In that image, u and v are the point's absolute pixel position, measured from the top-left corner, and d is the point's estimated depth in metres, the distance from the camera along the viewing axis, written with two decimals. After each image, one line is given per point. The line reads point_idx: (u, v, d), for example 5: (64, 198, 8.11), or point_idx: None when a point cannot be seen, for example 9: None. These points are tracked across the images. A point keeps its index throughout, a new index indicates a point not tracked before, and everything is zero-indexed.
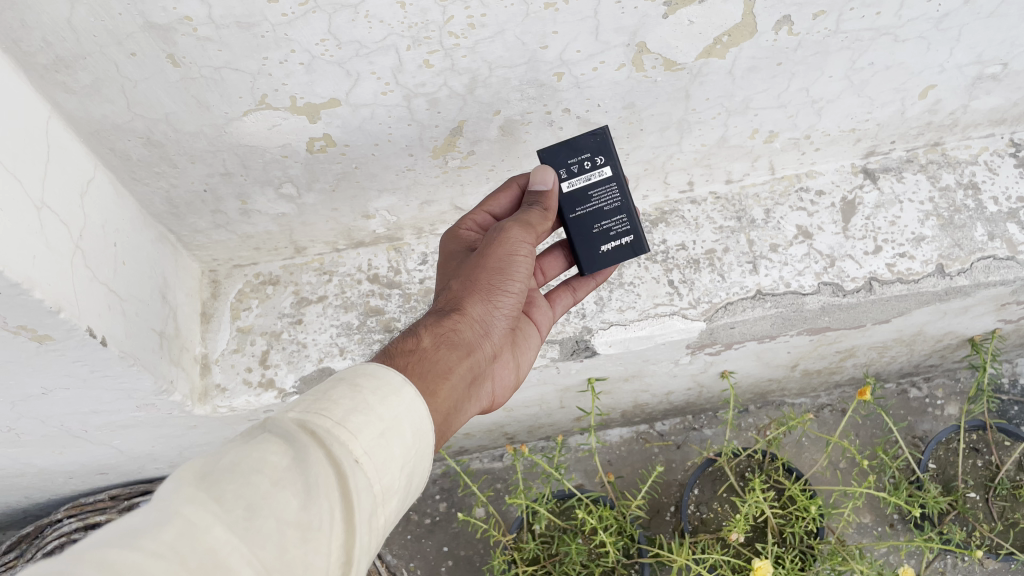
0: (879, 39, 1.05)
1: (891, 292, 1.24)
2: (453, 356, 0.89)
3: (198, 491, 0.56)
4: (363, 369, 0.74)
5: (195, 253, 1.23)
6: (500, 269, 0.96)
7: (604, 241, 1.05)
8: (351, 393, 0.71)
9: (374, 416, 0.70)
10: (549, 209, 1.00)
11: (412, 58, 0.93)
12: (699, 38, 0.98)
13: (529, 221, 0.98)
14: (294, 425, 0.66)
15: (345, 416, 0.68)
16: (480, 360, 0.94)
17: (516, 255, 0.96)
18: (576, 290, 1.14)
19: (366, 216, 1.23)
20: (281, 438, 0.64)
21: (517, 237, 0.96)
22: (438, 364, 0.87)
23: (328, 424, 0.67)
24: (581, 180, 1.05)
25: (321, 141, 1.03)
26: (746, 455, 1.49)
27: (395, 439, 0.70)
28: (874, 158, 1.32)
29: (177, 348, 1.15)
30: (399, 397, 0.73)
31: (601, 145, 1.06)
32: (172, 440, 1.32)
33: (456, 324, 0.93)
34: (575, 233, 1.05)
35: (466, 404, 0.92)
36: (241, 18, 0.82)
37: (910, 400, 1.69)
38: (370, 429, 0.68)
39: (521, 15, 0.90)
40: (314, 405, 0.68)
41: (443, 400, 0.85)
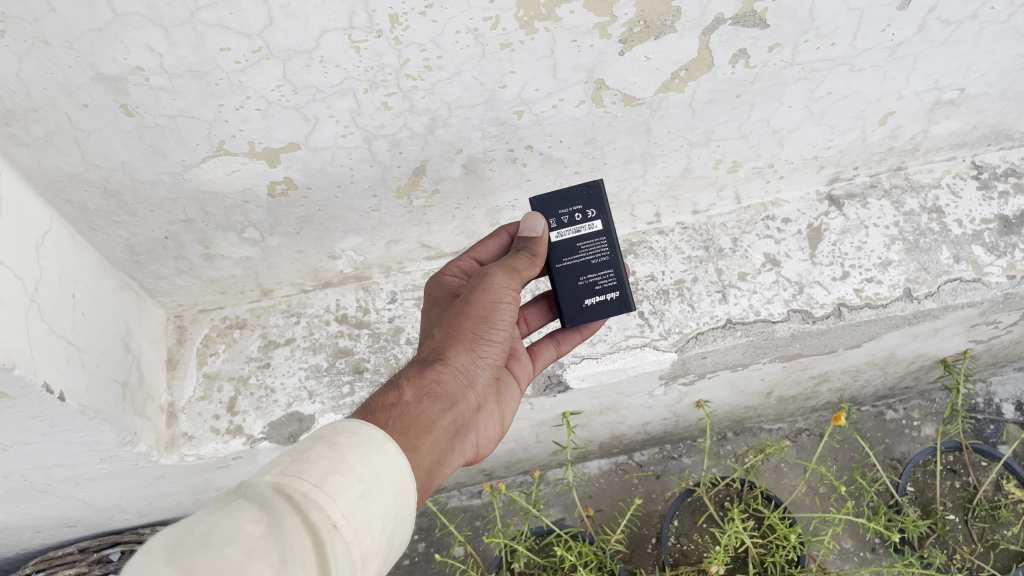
0: (836, 69, 1.06)
1: (860, 317, 1.25)
2: (436, 408, 0.87)
3: (167, 567, 0.54)
4: (344, 426, 0.73)
5: (159, 299, 1.22)
6: (484, 317, 0.94)
7: (590, 295, 1.04)
8: (331, 452, 0.69)
9: (354, 477, 0.68)
10: (535, 256, 1.00)
11: (370, 101, 0.92)
12: (656, 73, 0.99)
13: (513, 267, 0.97)
14: (270, 489, 0.64)
15: (324, 477, 0.66)
16: (463, 412, 0.91)
17: (500, 302, 0.95)
18: (559, 344, 1.13)
19: (332, 257, 1.22)
20: (257, 503, 0.63)
21: (502, 283, 0.95)
22: (420, 417, 0.84)
23: (306, 488, 0.65)
24: (570, 232, 1.05)
25: (282, 185, 1.03)
26: (724, 484, 1.48)
27: (376, 501, 0.69)
28: (838, 184, 1.33)
29: (141, 398, 1.13)
30: (380, 455, 0.72)
31: (592, 198, 1.05)
32: (140, 490, 1.29)
33: (439, 374, 0.90)
34: (561, 284, 1.04)
35: (449, 459, 0.89)
36: (193, 67, 0.82)
37: (887, 422, 1.69)
38: (349, 491, 0.67)
39: (477, 56, 0.90)
40: (292, 465, 0.67)
41: (425, 457, 0.82)
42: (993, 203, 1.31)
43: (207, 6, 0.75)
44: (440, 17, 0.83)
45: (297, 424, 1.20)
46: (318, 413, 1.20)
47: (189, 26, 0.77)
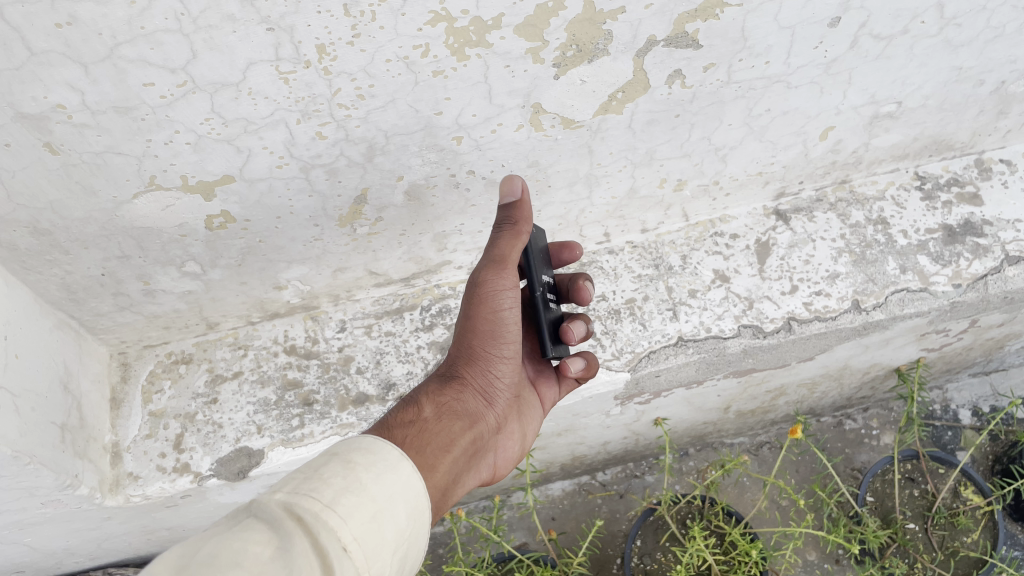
0: (772, 87, 1.06)
1: (810, 330, 1.25)
2: (454, 427, 0.92)
3: None
4: (360, 444, 0.76)
5: (101, 336, 1.19)
6: (491, 333, 0.95)
7: (553, 333, 1.05)
8: (344, 471, 0.71)
9: (365, 497, 0.69)
10: (517, 228, 0.90)
11: (304, 131, 0.91)
12: (593, 96, 0.99)
13: (503, 262, 0.90)
14: (283, 507, 0.64)
15: (336, 497, 0.67)
16: (482, 431, 0.97)
17: (500, 311, 0.92)
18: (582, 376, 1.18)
19: (278, 288, 1.20)
20: (267, 523, 0.63)
21: (496, 287, 0.91)
22: (439, 435, 0.89)
23: (317, 507, 0.65)
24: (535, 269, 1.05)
25: (219, 218, 1.01)
26: (685, 502, 1.47)
27: (387, 523, 0.70)
28: (785, 199, 1.34)
29: (82, 440, 1.10)
30: (394, 476, 0.74)
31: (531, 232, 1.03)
32: (87, 533, 1.26)
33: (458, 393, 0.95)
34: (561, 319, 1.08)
35: (466, 475, 0.94)
36: (117, 103, 0.80)
37: (846, 432, 1.70)
38: (362, 511, 0.68)
39: (410, 84, 0.89)
40: (305, 484, 0.68)
41: (443, 473, 0.86)
42: (937, 213, 1.33)
43: (126, 42, 0.74)
44: (369, 46, 0.82)
45: (247, 459, 1.17)
46: (268, 448, 1.18)
47: (110, 62, 0.76)
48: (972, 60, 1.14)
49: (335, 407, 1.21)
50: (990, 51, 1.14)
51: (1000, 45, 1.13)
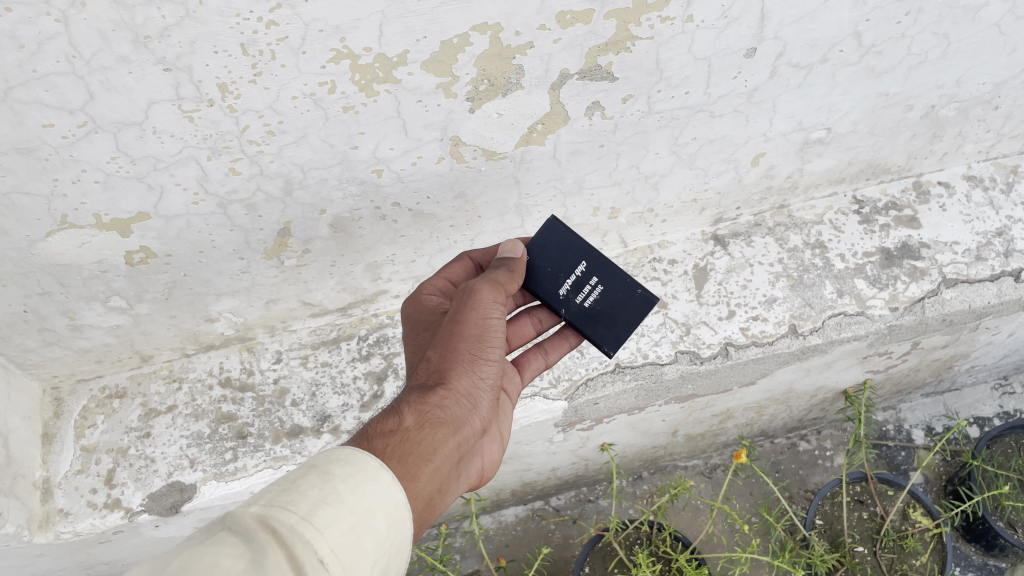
0: (695, 116, 1.07)
1: (747, 356, 1.25)
2: (440, 435, 0.84)
3: None
4: (337, 455, 0.71)
5: (32, 372, 1.18)
6: (478, 337, 0.92)
7: (611, 310, 1.04)
8: (321, 482, 0.67)
9: (344, 508, 0.65)
10: (515, 270, 0.98)
11: (216, 167, 0.91)
12: (512, 128, 0.99)
13: (498, 282, 0.94)
14: (256, 520, 0.61)
15: (313, 509, 0.64)
16: (468, 438, 0.89)
17: (489, 318, 0.93)
18: (547, 353, 1.12)
19: (210, 320, 1.19)
20: (239, 537, 0.61)
21: (489, 298, 0.93)
22: (422, 444, 0.81)
23: (293, 520, 0.62)
24: (568, 279, 1.03)
25: (140, 254, 1.01)
26: (633, 527, 1.47)
27: (367, 535, 0.66)
28: (723, 224, 1.35)
29: (8, 477, 1.09)
30: (372, 485, 0.70)
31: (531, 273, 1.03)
32: (21, 571, 1.24)
33: (442, 399, 0.87)
34: (613, 290, 1.04)
35: (450, 485, 0.87)
36: (18, 144, 0.80)
37: (800, 453, 1.70)
38: (339, 524, 0.64)
39: (321, 119, 0.89)
40: (281, 495, 0.64)
41: (426, 484, 0.79)
42: (874, 237, 1.33)
43: (20, 85, 0.74)
44: (272, 84, 0.82)
45: (178, 494, 1.16)
46: (200, 482, 1.17)
47: (5, 105, 0.75)
48: (898, 86, 1.15)
49: (269, 440, 1.20)
50: (915, 77, 1.14)
51: (924, 71, 1.14)
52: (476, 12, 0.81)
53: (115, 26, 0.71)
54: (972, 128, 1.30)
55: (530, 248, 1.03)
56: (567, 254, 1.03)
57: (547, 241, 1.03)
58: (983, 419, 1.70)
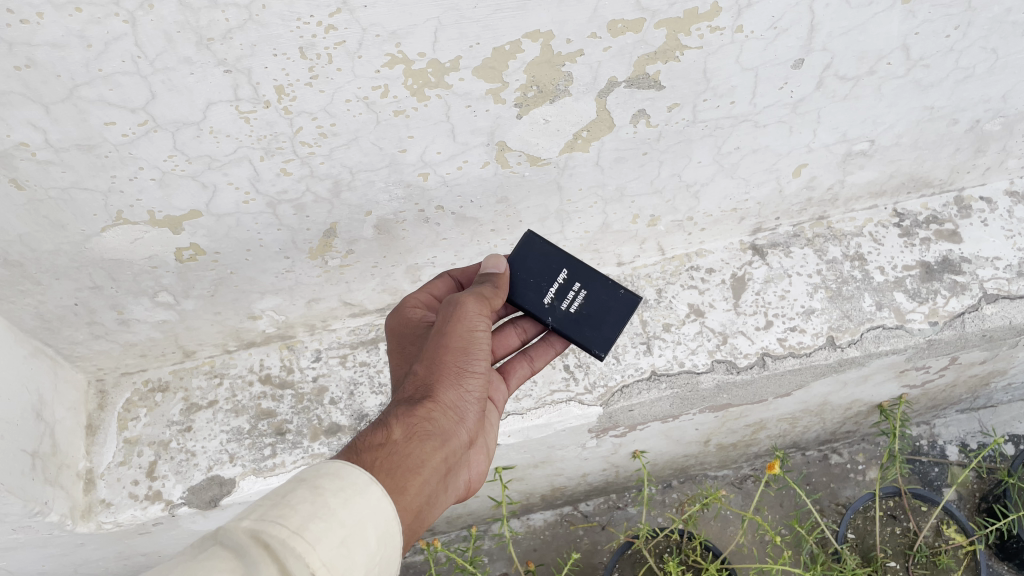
0: (739, 125, 1.07)
1: (784, 366, 1.25)
2: (428, 447, 0.83)
3: None
4: (327, 469, 0.71)
5: (78, 364, 1.21)
6: (464, 349, 0.92)
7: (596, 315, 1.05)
8: (312, 496, 0.67)
9: (335, 523, 0.66)
10: (500, 285, 0.99)
11: (268, 167, 0.92)
12: (558, 134, 1.00)
13: (484, 296, 0.95)
14: (248, 534, 0.62)
15: (304, 523, 0.64)
16: (457, 450, 0.89)
17: (476, 330, 0.93)
18: (533, 360, 1.11)
19: (252, 317, 1.21)
20: (231, 551, 0.61)
21: (474, 310, 0.93)
22: (410, 457, 0.80)
23: (284, 534, 0.63)
24: (552, 287, 1.04)
25: (189, 251, 1.03)
26: (663, 535, 1.47)
27: (358, 548, 0.67)
28: (762, 234, 1.34)
29: (54, 467, 1.11)
30: (363, 499, 0.70)
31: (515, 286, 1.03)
32: (62, 559, 1.26)
33: (429, 412, 0.86)
34: (596, 294, 1.05)
35: (439, 497, 0.86)
36: (80, 140, 0.82)
37: (831, 466, 1.69)
38: (330, 538, 0.65)
39: (372, 123, 0.91)
40: (271, 511, 0.65)
41: (414, 496, 0.79)
42: (914, 250, 1.33)
43: (85, 83, 0.76)
44: (327, 87, 0.84)
45: (218, 488, 1.18)
46: (239, 477, 1.19)
47: (70, 102, 0.77)
48: (943, 100, 1.15)
49: (307, 437, 1.21)
50: (961, 91, 1.14)
51: (971, 86, 1.13)
52: (529, 20, 0.82)
53: (180, 27, 0.73)
54: (1017, 144, 1.30)
55: (511, 262, 1.04)
56: (548, 265, 1.05)
57: (527, 253, 1.05)
58: (1018, 437, 1.68)
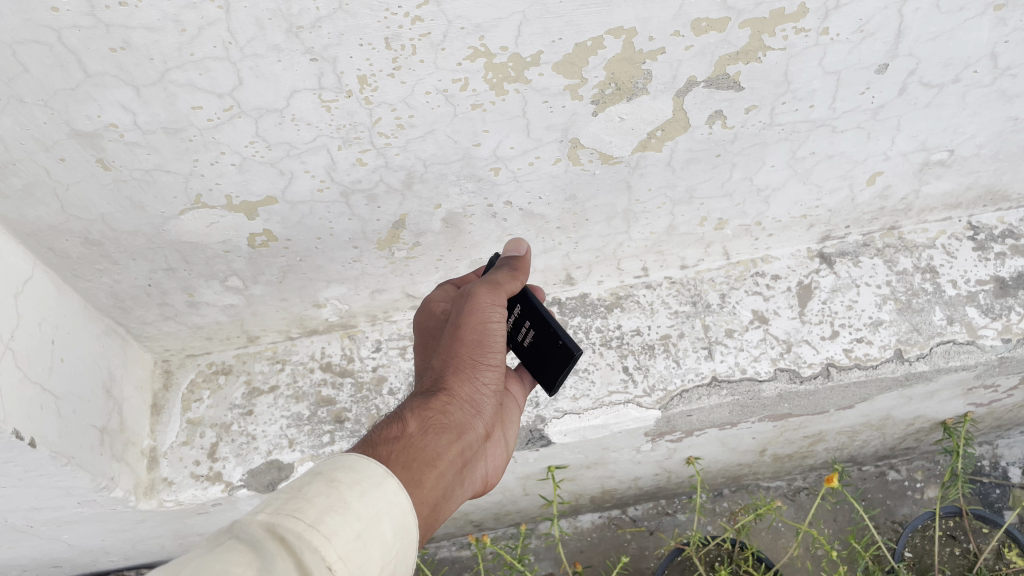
0: (817, 130, 1.05)
1: (850, 378, 1.22)
2: (444, 440, 0.83)
3: None
4: (343, 462, 0.70)
5: (146, 344, 1.24)
6: (479, 342, 0.90)
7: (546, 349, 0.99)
8: (328, 489, 0.66)
9: (351, 516, 0.65)
10: (518, 272, 0.97)
11: (345, 157, 0.94)
12: (632, 132, 0.99)
13: (497, 284, 0.93)
14: (264, 529, 0.61)
15: (320, 516, 0.63)
16: (474, 443, 0.88)
17: (490, 321, 0.91)
18: None
19: (317, 305, 1.23)
20: (248, 545, 0.61)
21: (489, 304, 0.91)
22: (426, 450, 0.80)
23: (300, 527, 0.62)
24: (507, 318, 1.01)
25: (262, 237, 1.04)
26: (715, 544, 1.45)
27: (374, 542, 0.66)
28: (830, 243, 1.32)
29: (121, 443, 1.14)
30: (379, 493, 0.69)
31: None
32: (122, 534, 1.29)
33: (445, 405, 0.86)
34: (545, 332, 0.98)
35: (458, 491, 0.86)
36: (167, 124, 0.83)
37: (888, 483, 1.66)
38: (346, 531, 0.64)
39: (449, 116, 0.91)
40: (288, 503, 0.64)
41: (431, 489, 0.78)
42: (989, 265, 1.29)
43: (176, 67, 0.77)
44: (409, 78, 0.84)
45: (277, 472, 1.20)
46: (298, 462, 1.20)
47: (160, 86, 0.79)
48: None
49: (366, 427, 1.22)
50: None
51: None
52: (614, 16, 0.81)
53: (271, 15, 0.74)
54: None
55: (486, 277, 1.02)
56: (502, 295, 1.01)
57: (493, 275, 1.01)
58: None
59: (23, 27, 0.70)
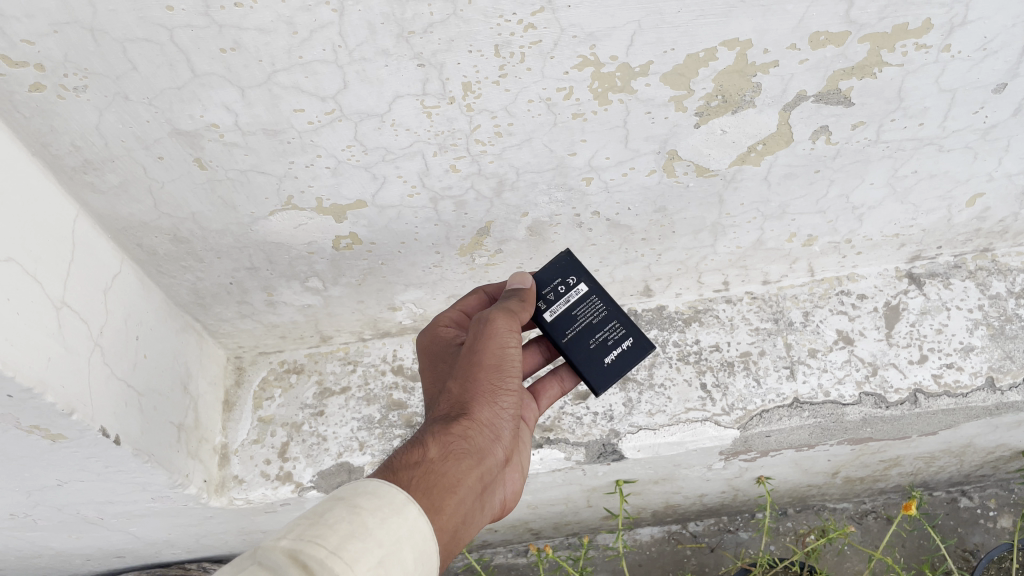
0: (923, 148, 1.01)
1: (938, 405, 1.17)
2: (464, 465, 0.81)
3: None
4: (365, 487, 0.72)
5: (220, 340, 1.24)
6: (498, 365, 0.89)
7: (605, 352, 1.01)
8: (350, 515, 0.68)
9: (372, 542, 0.67)
10: (526, 299, 0.97)
11: (439, 163, 0.92)
12: (733, 146, 0.95)
13: (512, 312, 0.93)
14: (287, 554, 0.63)
15: (341, 543, 0.66)
16: (492, 468, 0.86)
17: (509, 346, 0.90)
18: (564, 379, 1.07)
19: (392, 308, 1.21)
20: (271, 571, 0.63)
21: (505, 328, 0.90)
22: (445, 475, 0.78)
23: (322, 554, 0.64)
24: (561, 304, 1.03)
25: (347, 239, 1.03)
26: (783, 566, 1.42)
27: (394, 568, 0.68)
28: (919, 263, 1.27)
29: (195, 440, 1.13)
30: (400, 519, 0.70)
31: (568, 266, 1.05)
32: (189, 529, 1.29)
33: (466, 430, 0.84)
34: (595, 349, 1.01)
35: (477, 516, 0.84)
36: (267, 125, 0.82)
37: (960, 510, 1.60)
38: (368, 556, 0.66)
39: (548, 124, 0.88)
40: (310, 529, 0.66)
41: (451, 516, 0.76)
42: None
43: (283, 69, 0.76)
44: (513, 86, 0.82)
45: (346, 475, 1.19)
46: (368, 465, 1.19)
47: (265, 87, 0.78)
48: None
49: None
50: None
51: None
52: (731, 27, 0.78)
53: (384, 19, 0.72)
54: None
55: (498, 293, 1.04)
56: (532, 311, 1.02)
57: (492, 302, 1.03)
58: None
59: (136, 25, 0.69)
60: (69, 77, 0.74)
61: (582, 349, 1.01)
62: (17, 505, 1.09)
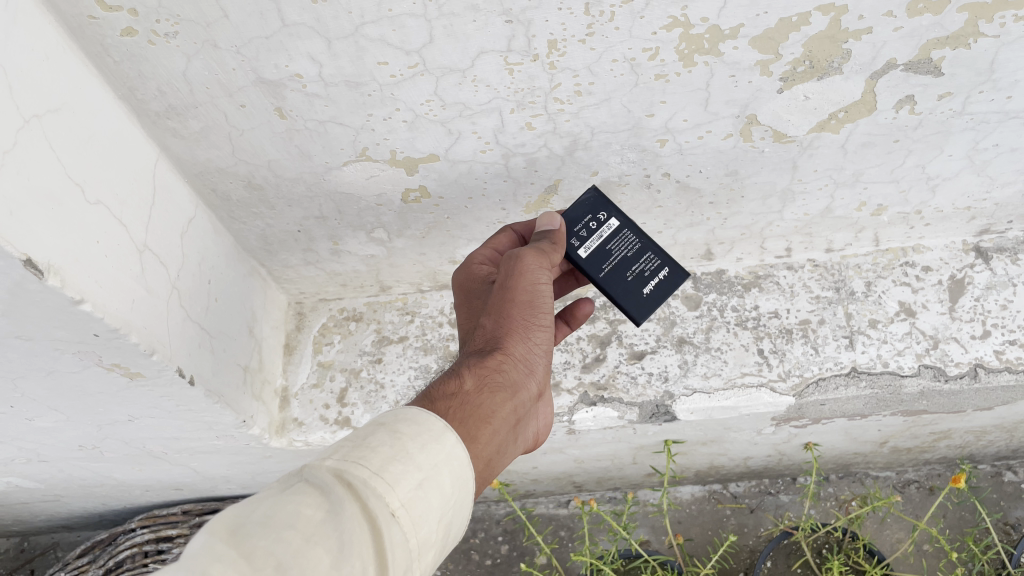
0: (1007, 122, 0.98)
1: (998, 381, 1.16)
2: (499, 399, 0.83)
3: (229, 550, 0.57)
4: (405, 413, 0.72)
5: (283, 286, 1.26)
6: (530, 303, 0.90)
7: (643, 284, 1.03)
8: (391, 439, 0.69)
9: (412, 466, 0.68)
10: (557, 241, 0.97)
11: (515, 120, 0.91)
12: (814, 112, 0.93)
13: (543, 249, 0.93)
14: (331, 473, 0.65)
15: (384, 465, 0.67)
16: (525, 402, 0.88)
17: (540, 284, 0.90)
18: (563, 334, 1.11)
19: (453, 261, 1.22)
20: (316, 488, 0.64)
21: (536, 266, 0.90)
22: (481, 408, 0.80)
23: (365, 475, 0.65)
24: (595, 240, 1.02)
25: (416, 193, 1.03)
26: (825, 532, 1.43)
27: (435, 493, 0.69)
28: (987, 236, 1.24)
29: (259, 382, 1.16)
30: (439, 446, 0.71)
31: (597, 201, 1.03)
32: (247, 466, 1.32)
33: (500, 363, 0.86)
34: (633, 283, 1.02)
35: (509, 447, 0.87)
36: (350, 77, 0.82)
37: (1005, 484, 1.59)
38: (408, 479, 0.67)
39: (629, 84, 0.87)
40: (353, 451, 0.67)
41: (484, 445, 0.79)
42: None
43: (372, 22, 0.75)
44: (599, 45, 0.81)
45: None
46: None
47: (352, 39, 0.77)
48: None
49: None
50: None
51: None
52: None
53: None
54: None
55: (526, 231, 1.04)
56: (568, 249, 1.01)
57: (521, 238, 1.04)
58: None
59: None
60: (160, 23, 0.74)
61: (620, 285, 1.02)
62: (89, 437, 1.12)
